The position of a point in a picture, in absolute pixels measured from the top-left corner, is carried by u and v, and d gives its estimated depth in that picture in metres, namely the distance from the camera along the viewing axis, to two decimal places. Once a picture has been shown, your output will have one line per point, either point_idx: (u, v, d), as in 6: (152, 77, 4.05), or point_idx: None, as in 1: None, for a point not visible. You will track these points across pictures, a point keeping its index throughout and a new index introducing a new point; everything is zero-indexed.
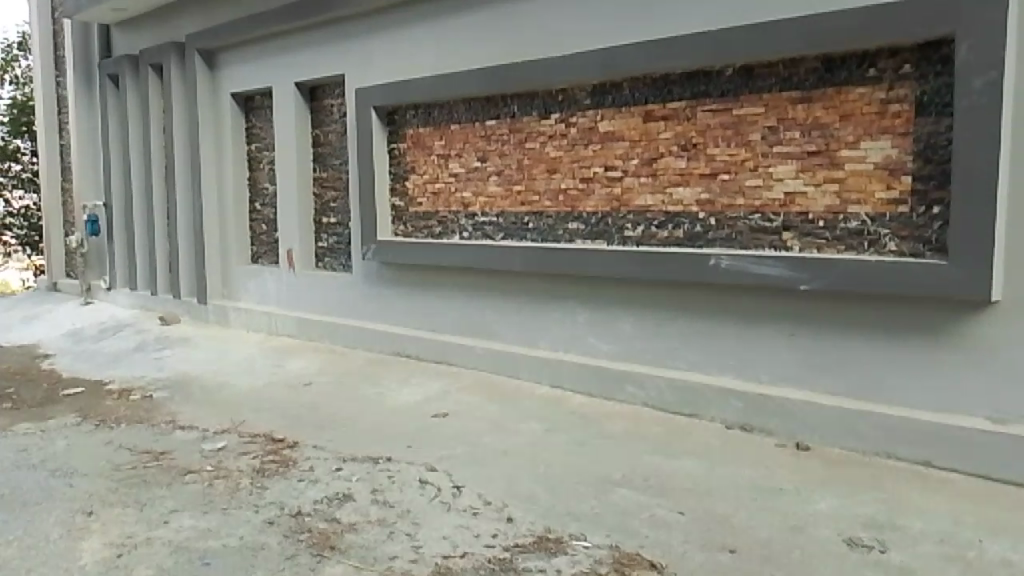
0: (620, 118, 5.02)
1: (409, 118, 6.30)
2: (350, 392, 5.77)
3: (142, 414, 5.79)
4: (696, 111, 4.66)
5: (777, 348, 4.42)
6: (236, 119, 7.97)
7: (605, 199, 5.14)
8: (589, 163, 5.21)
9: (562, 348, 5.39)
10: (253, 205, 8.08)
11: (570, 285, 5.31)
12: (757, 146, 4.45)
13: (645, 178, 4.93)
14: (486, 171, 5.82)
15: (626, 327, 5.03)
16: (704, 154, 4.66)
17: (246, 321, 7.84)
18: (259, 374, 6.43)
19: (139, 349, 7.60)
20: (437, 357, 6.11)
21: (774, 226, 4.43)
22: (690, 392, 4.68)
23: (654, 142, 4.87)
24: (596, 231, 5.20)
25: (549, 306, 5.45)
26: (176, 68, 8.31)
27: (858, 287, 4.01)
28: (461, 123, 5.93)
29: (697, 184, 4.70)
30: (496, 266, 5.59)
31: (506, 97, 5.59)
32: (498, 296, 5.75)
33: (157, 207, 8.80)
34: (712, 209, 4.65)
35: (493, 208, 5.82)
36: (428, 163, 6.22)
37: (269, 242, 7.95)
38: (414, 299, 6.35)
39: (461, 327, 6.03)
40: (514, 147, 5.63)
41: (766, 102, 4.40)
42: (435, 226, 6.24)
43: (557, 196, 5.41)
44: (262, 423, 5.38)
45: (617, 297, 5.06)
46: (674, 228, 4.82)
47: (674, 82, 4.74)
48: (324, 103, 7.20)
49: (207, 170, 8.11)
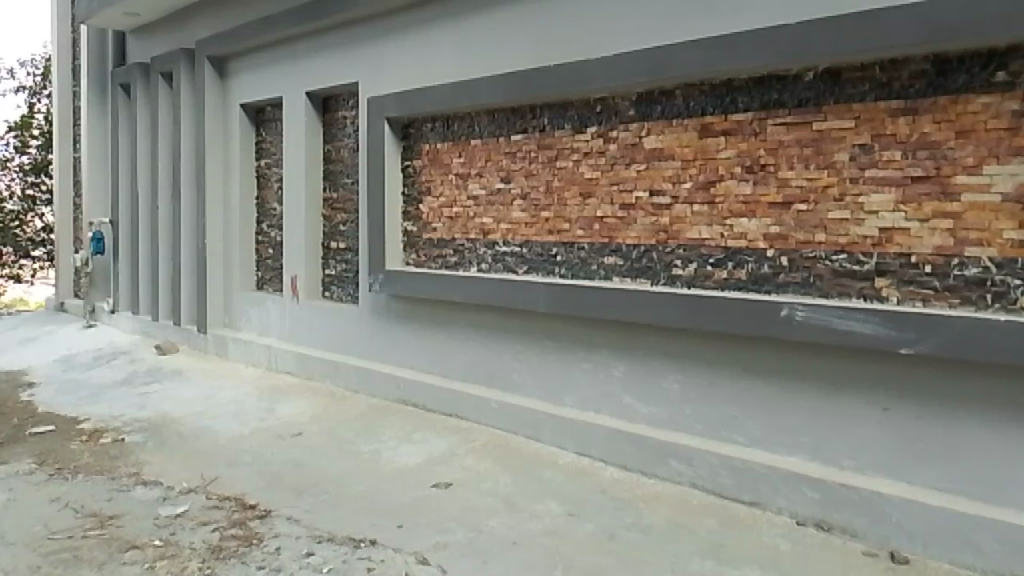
0: (670, 132, 4.14)
1: (425, 131, 5.51)
2: (343, 446, 4.92)
3: (105, 463, 5.02)
4: (766, 125, 3.77)
5: (866, 425, 3.47)
6: (245, 132, 7.29)
7: (649, 231, 4.24)
8: (630, 186, 4.32)
9: (593, 407, 4.48)
10: (260, 225, 7.35)
11: (604, 332, 4.41)
12: (845, 169, 3.53)
13: (700, 205, 4.02)
14: (511, 194, 4.97)
15: (672, 386, 4.11)
16: (775, 178, 3.75)
17: (245, 354, 7.08)
18: (246, 418, 5.63)
19: (126, 381, 6.88)
20: (446, 409, 5.24)
21: (864, 270, 3.49)
22: (751, 474, 3.74)
23: (712, 162, 3.97)
24: (637, 268, 4.31)
25: (579, 355, 4.55)
26: (185, 76, 7.68)
27: (981, 356, 3.05)
28: (483, 138, 5.11)
29: (765, 213, 3.79)
30: (517, 306, 4.74)
31: (536, 107, 4.76)
32: (519, 341, 4.88)
33: (161, 225, 8.13)
34: (785, 246, 3.73)
35: (516, 236, 4.97)
36: (445, 183, 5.40)
37: (274, 267, 7.20)
38: (426, 339, 5.50)
39: (475, 374, 5.16)
40: (543, 165, 4.77)
41: (857, 113, 3.49)
42: (450, 255, 5.41)
43: (592, 224, 4.53)
44: (234, 483, 4.56)
45: (661, 350, 4.14)
46: (734, 268, 3.90)
47: (739, 88, 3.86)
48: (337, 115, 6.48)
49: (212, 188, 7.42)
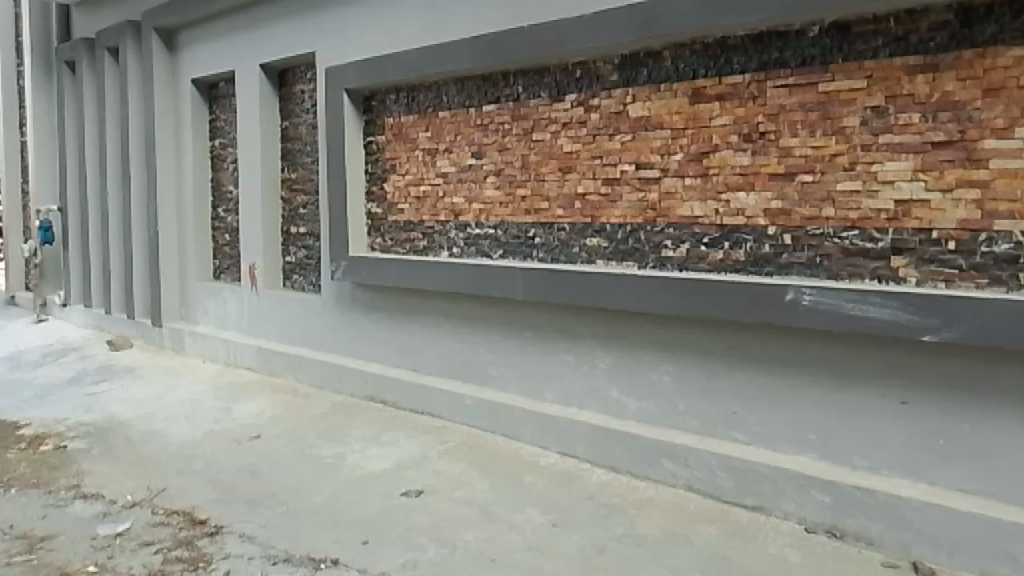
0: (658, 98, 3.73)
1: (389, 103, 5.05)
2: (304, 451, 4.50)
3: (42, 475, 4.55)
4: (766, 87, 3.37)
5: (883, 421, 3.10)
6: (197, 110, 6.78)
7: (636, 208, 3.84)
8: (615, 160, 3.91)
9: (577, 402, 4.10)
10: (216, 210, 6.86)
11: (587, 320, 4.01)
12: (855, 135, 3.15)
13: (692, 179, 3.62)
14: (483, 170, 4.54)
15: (663, 380, 3.73)
16: (776, 146, 3.36)
17: (202, 349, 6.62)
18: (201, 420, 5.18)
19: (74, 381, 6.38)
20: (417, 406, 4.83)
21: (877, 249, 3.12)
22: (752, 475, 3.37)
23: (705, 130, 3.57)
24: (623, 250, 3.91)
25: (560, 346, 4.15)
26: (132, 51, 7.13)
27: (1017, 342, 2.69)
28: (452, 109, 4.67)
29: (765, 186, 3.39)
30: (492, 293, 4.33)
31: (510, 74, 4.32)
32: (495, 332, 4.48)
33: (111, 212, 7.60)
34: (787, 223, 3.34)
35: (489, 217, 4.55)
36: (411, 160, 4.96)
37: (232, 255, 6.72)
38: (395, 330, 5.08)
39: (448, 367, 4.75)
40: (517, 138, 4.35)
41: (869, 72, 3.10)
42: (418, 239, 4.98)
43: (573, 202, 4.11)
44: (184, 496, 4.12)
45: (651, 340, 3.75)
46: (732, 248, 3.51)
47: (734, 47, 3.46)
48: (294, 89, 6.00)
49: (164, 171, 6.91)
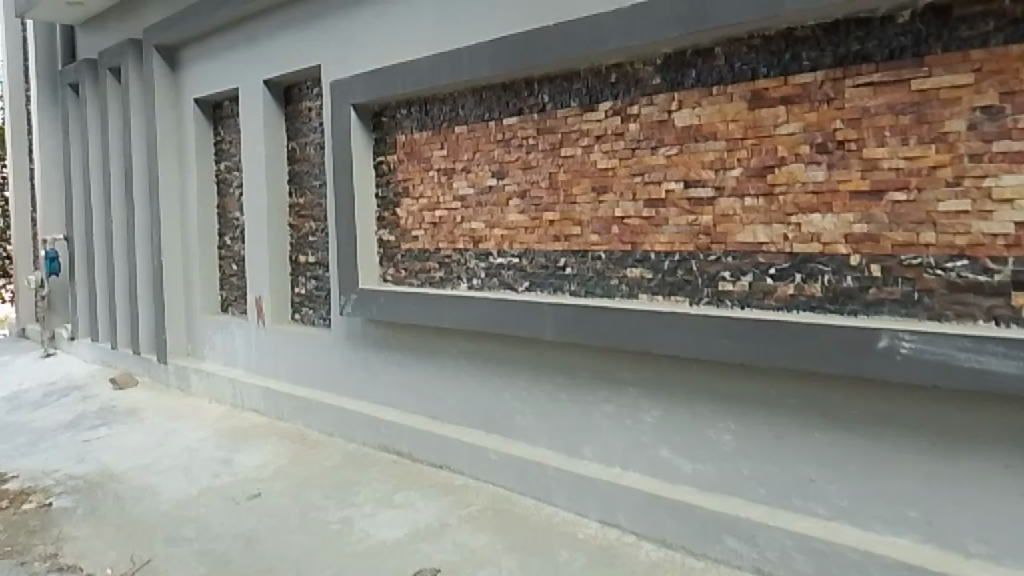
0: (709, 103, 3.15)
1: (400, 119, 4.54)
2: (308, 514, 3.93)
3: (17, 540, 3.99)
4: (844, 86, 2.78)
5: (1006, 499, 2.48)
6: (201, 131, 6.34)
7: (685, 234, 3.26)
8: (659, 177, 3.34)
9: (619, 462, 3.51)
10: (223, 239, 6.40)
11: (629, 366, 3.43)
12: (961, 142, 2.54)
13: (754, 199, 3.03)
14: (505, 192, 4.00)
15: (722, 439, 3.14)
16: (858, 158, 2.76)
17: (209, 390, 6.13)
18: (199, 474, 4.64)
19: (71, 426, 5.89)
20: (435, 460, 4.28)
21: (994, 283, 2.50)
22: (838, 560, 2.74)
23: (769, 140, 2.98)
24: (671, 283, 3.33)
25: (597, 395, 3.57)
26: (134, 70, 6.72)
27: None
28: (469, 124, 4.14)
29: (845, 207, 2.80)
30: (518, 333, 3.77)
31: (534, 81, 3.78)
32: (522, 377, 3.91)
33: (116, 242, 7.19)
34: (875, 251, 2.74)
35: (513, 244, 3.99)
36: (425, 181, 4.43)
37: (239, 286, 6.25)
38: (410, 373, 4.54)
39: (469, 416, 4.20)
40: (544, 154, 3.79)
41: (977, 64, 2.49)
42: (434, 269, 4.45)
43: (609, 227, 3.54)
44: (168, 568, 3.53)
45: (706, 390, 3.16)
46: (806, 281, 2.91)
47: (803, 40, 2.88)
48: (300, 107, 5.53)
49: (168, 198, 6.49)
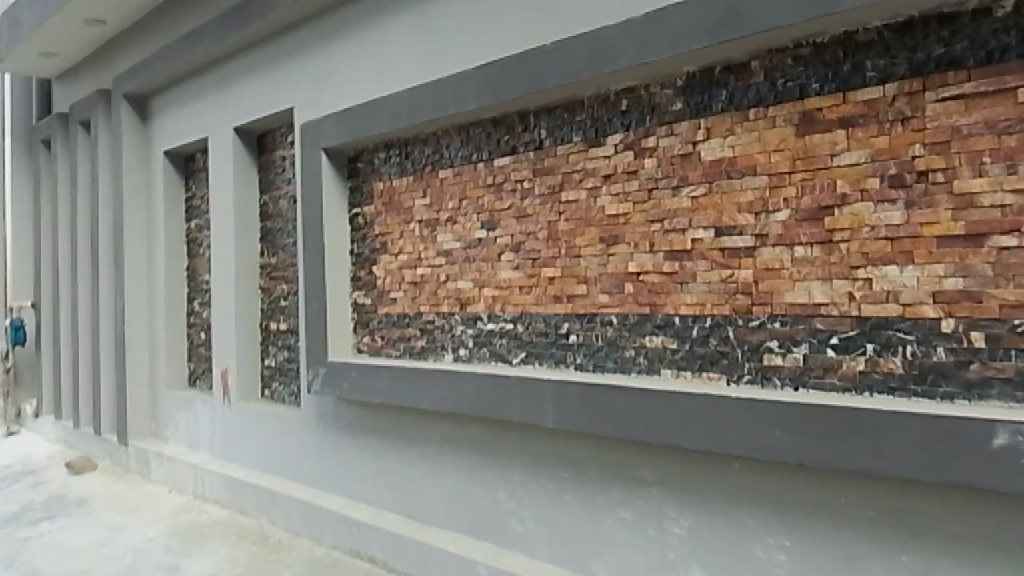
0: (745, 131, 2.52)
1: (378, 165, 3.95)
2: None
3: None
4: (924, 100, 2.14)
5: None
6: (171, 186, 5.79)
7: (718, 293, 2.59)
8: (682, 224, 2.69)
9: None
10: (191, 304, 5.78)
11: (649, 461, 2.73)
12: None
13: (808, 248, 2.37)
14: (497, 245, 3.36)
15: (772, 560, 2.41)
16: (946, 193, 2.11)
17: (170, 476, 5.42)
18: None
19: (10, 519, 5.14)
20: (414, 570, 3.54)
21: None
22: None
23: (824, 173, 2.34)
24: (700, 355, 2.64)
25: (610, 496, 2.86)
26: (104, 122, 6.21)
27: None
28: (455, 166, 3.53)
29: (932, 256, 2.13)
30: (512, 416, 3.08)
31: (529, 113, 3.18)
32: (517, 470, 3.20)
33: (81, 309, 6.59)
34: (976, 314, 2.06)
35: (506, 307, 3.33)
36: (406, 235, 3.81)
37: (207, 357, 5.60)
38: (387, 462, 3.84)
39: (456, 516, 3.48)
40: (542, 200, 3.16)
41: None
42: (415, 337, 3.79)
43: (621, 285, 2.89)
44: None
45: (750, 495, 2.45)
46: (881, 353, 2.23)
47: (865, 46, 2.26)
48: (274, 157, 4.97)
49: (133, 259, 5.89)
